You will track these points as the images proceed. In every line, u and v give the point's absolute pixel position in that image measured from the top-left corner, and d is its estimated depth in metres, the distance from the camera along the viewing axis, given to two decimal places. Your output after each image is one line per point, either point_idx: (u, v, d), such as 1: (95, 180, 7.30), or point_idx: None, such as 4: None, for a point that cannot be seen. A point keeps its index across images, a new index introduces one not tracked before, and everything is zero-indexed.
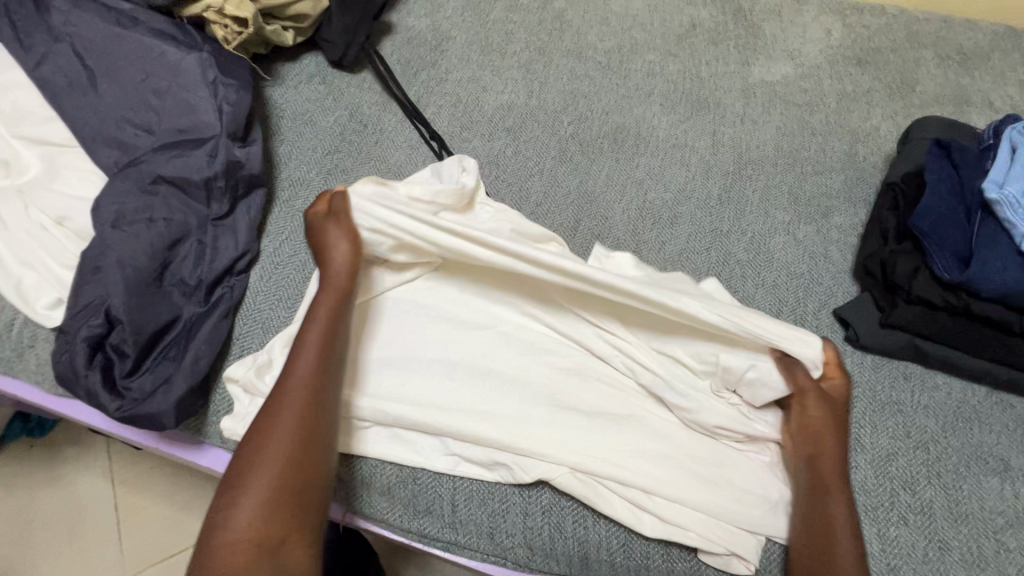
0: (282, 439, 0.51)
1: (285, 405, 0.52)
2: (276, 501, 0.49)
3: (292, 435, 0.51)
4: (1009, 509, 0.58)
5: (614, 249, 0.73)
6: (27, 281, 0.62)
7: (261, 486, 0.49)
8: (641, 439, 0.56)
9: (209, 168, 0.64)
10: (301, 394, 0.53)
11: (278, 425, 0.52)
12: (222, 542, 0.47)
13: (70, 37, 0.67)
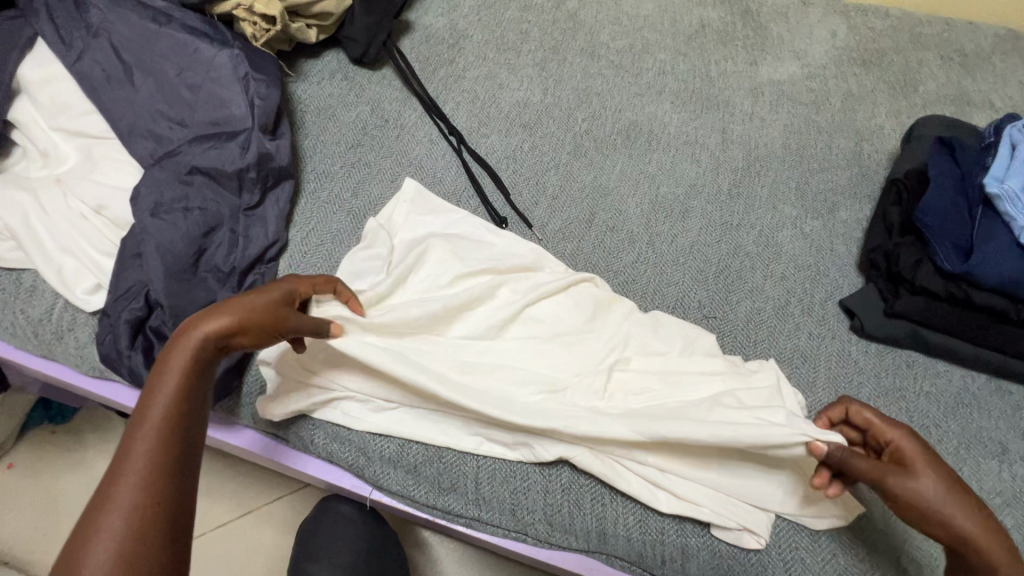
0: (129, 475, 0.43)
1: (140, 433, 0.45)
2: (140, 518, 0.42)
3: (157, 437, 0.45)
4: (1007, 490, 0.60)
5: (628, 241, 0.76)
6: (68, 267, 0.64)
7: (115, 525, 0.41)
8: None
9: (242, 160, 0.67)
10: (160, 429, 0.45)
11: (148, 430, 0.46)
12: (87, 571, 0.40)
13: (108, 33, 0.70)
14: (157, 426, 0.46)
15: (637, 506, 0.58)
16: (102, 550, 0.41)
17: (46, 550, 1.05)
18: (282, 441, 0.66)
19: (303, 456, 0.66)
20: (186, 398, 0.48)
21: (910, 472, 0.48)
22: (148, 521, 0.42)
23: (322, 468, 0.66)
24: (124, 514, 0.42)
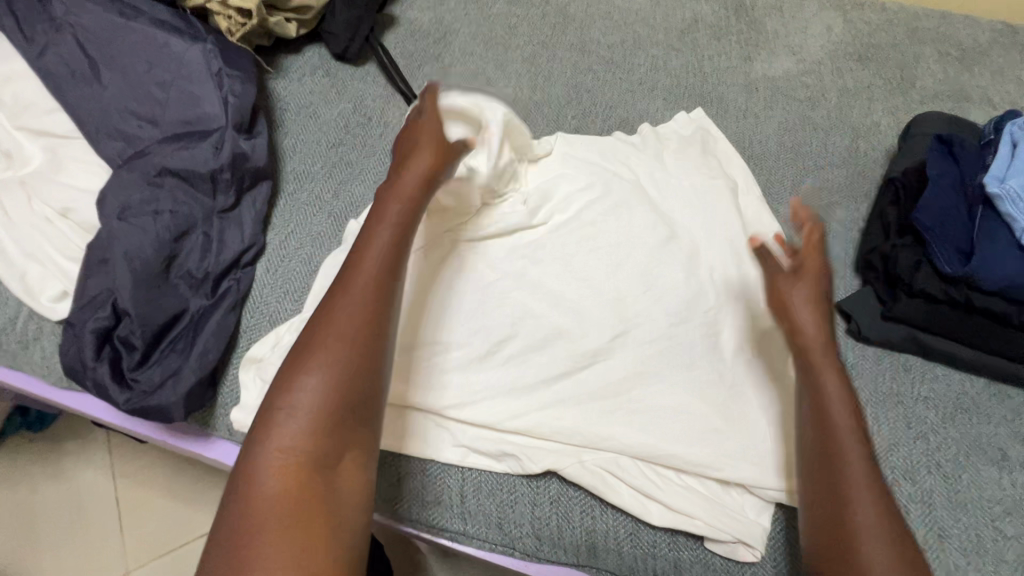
0: (306, 393, 0.48)
1: (315, 352, 0.50)
2: (295, 482, 0.46)
3: (332, 360, 0.49)
4: (1006, 497, 0.59)
5: None
6: (32, 274, 0.61)
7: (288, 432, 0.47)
8: (644, 427, 0.58)
9: (215, 160, 0.64)
10: (338, 354, 0.50)
11: (311, 392, 0.48)
12: (251, 515, 0.44)
13: (73, 27, 0.66)
14: (325, 389, 0.48)
15: (628, 518, 0.56)
16: (264, 511, 0.44)
17: (26, 562, 1.02)
18: None
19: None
20: (366, 372, 0.50)
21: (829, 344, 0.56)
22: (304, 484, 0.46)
23: None
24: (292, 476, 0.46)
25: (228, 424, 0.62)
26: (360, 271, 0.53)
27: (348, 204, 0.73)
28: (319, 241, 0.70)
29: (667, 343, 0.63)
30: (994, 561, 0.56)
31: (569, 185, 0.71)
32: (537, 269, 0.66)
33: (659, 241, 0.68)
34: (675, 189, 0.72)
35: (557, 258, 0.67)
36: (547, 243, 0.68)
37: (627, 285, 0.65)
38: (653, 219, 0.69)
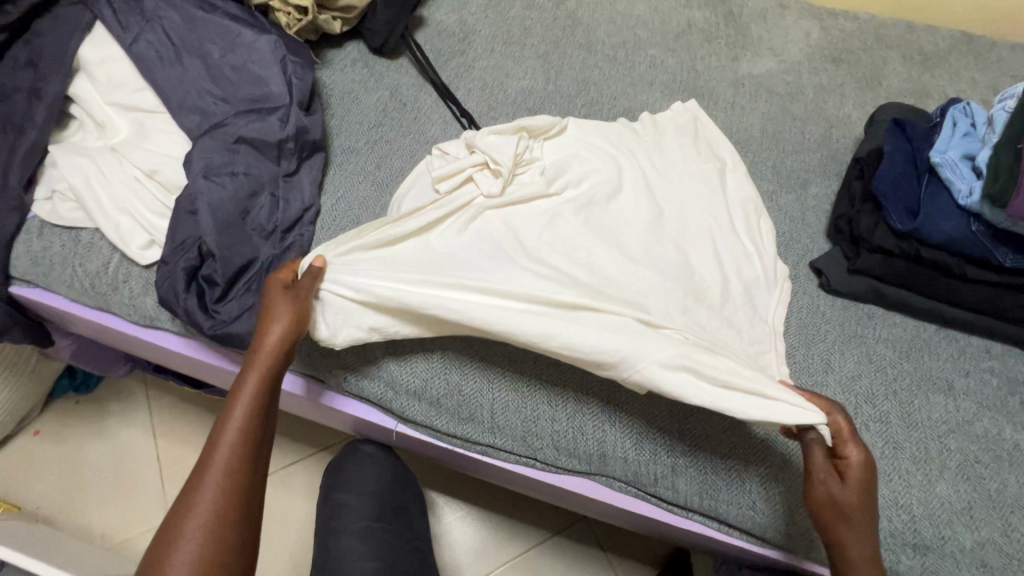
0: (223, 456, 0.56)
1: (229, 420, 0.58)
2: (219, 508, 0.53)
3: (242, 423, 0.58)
4: (951, 419, 0.70)
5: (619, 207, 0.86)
6: (124, 225, 0.72)
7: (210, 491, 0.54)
8: None
9: (281, 132, 0.75)
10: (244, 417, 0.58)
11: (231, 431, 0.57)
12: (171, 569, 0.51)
13: (160, 20, 0.78)
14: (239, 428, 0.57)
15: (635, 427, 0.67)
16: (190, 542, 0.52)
17: (73, 511, 1.10)
18: (316, 380, 0.74)
19: (327, 391, 0.74)
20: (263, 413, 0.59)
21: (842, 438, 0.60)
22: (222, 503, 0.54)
23: (350, 403, 0.74)
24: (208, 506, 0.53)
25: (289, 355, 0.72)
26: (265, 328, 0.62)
27: (388, 175, 0.84)
28: (365, 205, 0.81)
29: (663, 291, 0.74)
30: (939, 468, 0.67)
31: (582, 161, 0.83)
32: (552, 229, 0.78)
33: (652, 212, 0.80)
34: (672, 169, 0.85)
35: (570, 220, 0.78)
36: (563, 206, 0.79)
37: (630, 241, 0.78)
38: (646, 193, 0.81)
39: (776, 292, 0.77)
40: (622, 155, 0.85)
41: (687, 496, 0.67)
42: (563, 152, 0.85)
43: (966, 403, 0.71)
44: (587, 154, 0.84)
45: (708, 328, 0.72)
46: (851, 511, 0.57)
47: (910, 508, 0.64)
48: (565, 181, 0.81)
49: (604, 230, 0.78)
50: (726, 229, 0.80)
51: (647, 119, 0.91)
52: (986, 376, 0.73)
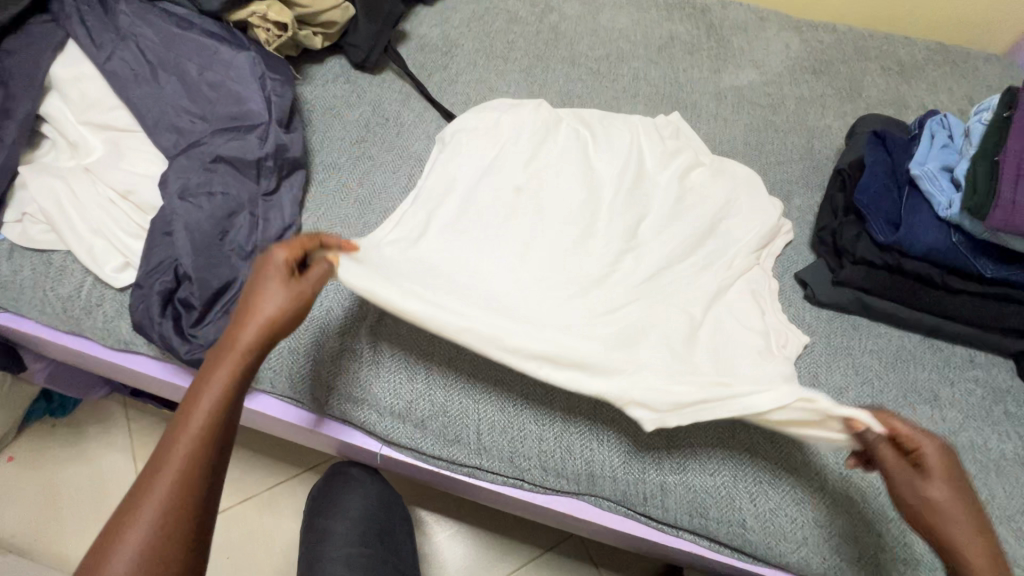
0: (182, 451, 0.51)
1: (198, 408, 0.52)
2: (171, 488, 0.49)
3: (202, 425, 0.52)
4: (937, 429, 0.70)
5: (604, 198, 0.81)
6: (97, 247, 0.70)
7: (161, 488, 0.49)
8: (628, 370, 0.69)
9: (260, 150, 0.74)
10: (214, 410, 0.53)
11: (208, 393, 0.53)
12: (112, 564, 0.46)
13: (135, 37, 0.77)
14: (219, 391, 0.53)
15: (623, 443, 0.67)
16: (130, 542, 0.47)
17: (48, 540, 1.06)
18: (299, 405, 0.72)
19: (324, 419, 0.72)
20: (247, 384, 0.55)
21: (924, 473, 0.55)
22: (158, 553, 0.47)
23: (331, 424, 0.73)
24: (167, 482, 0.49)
25: (271, 378, 0.71)
26: (261, 294, 0.57)
27: (372, 190, 0.83)
28: (347, 222, 0.79)
29: (651, 289, 0.73)
30: None
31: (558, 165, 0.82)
32: (537, 228, 0.77)
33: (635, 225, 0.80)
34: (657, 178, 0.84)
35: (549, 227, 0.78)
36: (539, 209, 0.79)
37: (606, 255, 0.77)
38: (626, 204, 0.80)
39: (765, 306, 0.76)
40: (596, 159, 0.84)
41: (676, 515, 0.66)
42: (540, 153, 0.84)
43: (951, 413, 0.71)
44: (563, 153, 0.83)
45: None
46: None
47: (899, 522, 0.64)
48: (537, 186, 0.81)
49: (584, 241, 0.78)
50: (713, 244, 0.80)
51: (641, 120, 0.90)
52: (970, 385, 0.73)
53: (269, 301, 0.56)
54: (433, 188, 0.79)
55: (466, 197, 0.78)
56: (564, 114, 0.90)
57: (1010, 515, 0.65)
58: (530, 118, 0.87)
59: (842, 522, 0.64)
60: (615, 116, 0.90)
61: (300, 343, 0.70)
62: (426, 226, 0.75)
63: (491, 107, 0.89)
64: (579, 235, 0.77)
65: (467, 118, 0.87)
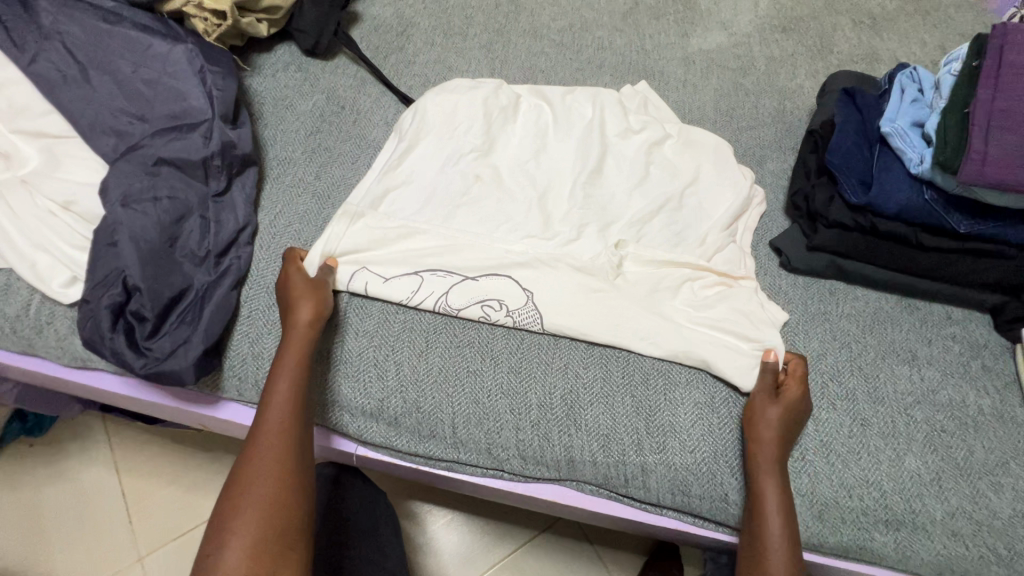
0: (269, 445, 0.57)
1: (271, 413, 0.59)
2: (275, 483, 0.55)
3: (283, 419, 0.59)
4: (916, 390, 0.69)
5: (565, 179, 0.79)
6: (41, 263, 0.67)
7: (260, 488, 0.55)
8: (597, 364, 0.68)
9: (205, 149, 0.70)
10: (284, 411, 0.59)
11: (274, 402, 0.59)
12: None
13: (60, 35, 0.72)
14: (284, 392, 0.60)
15: (602, 427, 0.66)
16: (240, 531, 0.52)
17: (35, 560, 1.02)
18: None
19: None
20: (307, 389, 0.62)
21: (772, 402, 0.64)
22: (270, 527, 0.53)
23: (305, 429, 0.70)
24: (258, 498, 0.54)
25: (236, 387, 0.68)
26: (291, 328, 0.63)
27: (330, 184, 0.80)
28: (306, 219, 0.76)
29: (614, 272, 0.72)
30: (907, 440, 0.66)
31: (522, 154, 0.81)
32: (495, 218, 0.76)
33: (601, 207, 0.78)
34: (625, 152, 0.82)
35: (513, 210, 0.76)
36: (500, 197, 0.77)
37: (575, 235, 0.75)
38: (588, 185, 0.79)
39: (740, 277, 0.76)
40: (555, 140, 0.82)
41: (659, 494, 0.65)
42: (501, 139, 0.82)
43: (930, 372, 0.71)
44: (518, 140, 0.82)
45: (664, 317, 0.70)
46: (770, 479, 0.60)
47: (881, 485, 0.64)
48: (496, 175, 0.79)
49: (550, 225, 0.76)
50: (685, 220, 0.78)
51: (609, 93, 0.87)
52: (948, 342, 0.73)
53: (301, 321, 0.63)
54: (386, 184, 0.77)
55: (421, 190, 0.77)
56: (524, 91, 0.86)
57: (990, 469, 0.65)
58: (487, 99, 0.84)
59: (818, 490, 0.64)
60: (579, 89, 0.87)
61: (265, 348, 0.68)
62: (384, 223, 0.74)
63: (446, 88, 0.85)
64: (540, 225, 0.75)
65: (426, 101, 0.84)
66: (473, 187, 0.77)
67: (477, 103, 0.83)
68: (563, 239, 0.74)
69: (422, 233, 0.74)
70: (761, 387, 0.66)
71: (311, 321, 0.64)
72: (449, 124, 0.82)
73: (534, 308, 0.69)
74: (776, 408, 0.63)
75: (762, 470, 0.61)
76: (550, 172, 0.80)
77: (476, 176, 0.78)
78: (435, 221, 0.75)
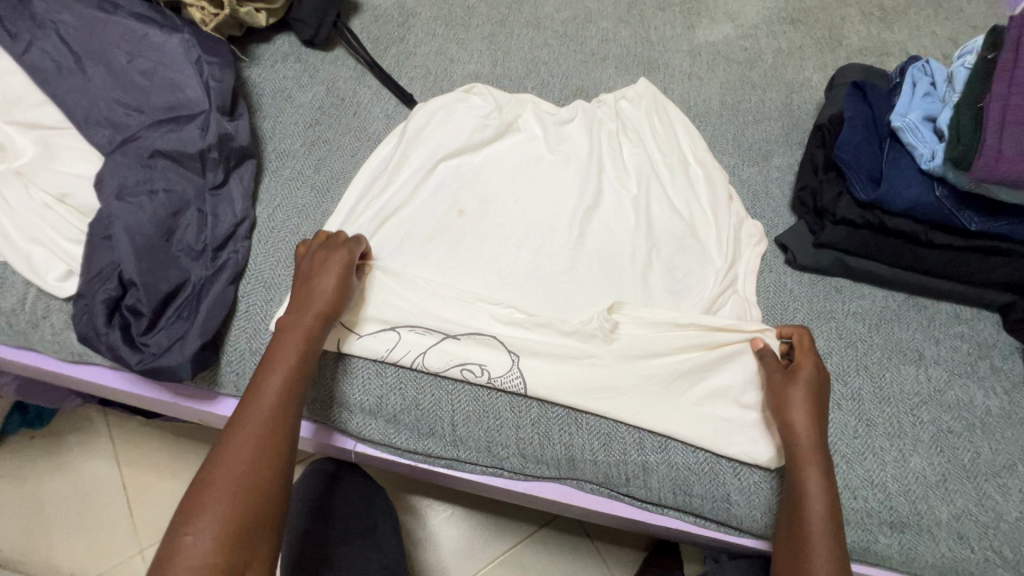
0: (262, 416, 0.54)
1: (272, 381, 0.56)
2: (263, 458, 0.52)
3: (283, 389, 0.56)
4: (922, 390, 0.68)
5: (565, 194, 0.77)
6: (37, 257, 0.66)
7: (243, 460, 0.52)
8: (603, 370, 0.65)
9: (202, 141, 0.69)
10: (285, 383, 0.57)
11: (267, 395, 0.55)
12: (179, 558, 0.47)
13: (55, 25, 0.71)
14: (281, 389, 0.56)
15: (602, 426, 0.65)
16: (206, 529, 0.48)
17: (36, 552, 1.02)
18: None
19: None
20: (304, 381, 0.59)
21: (789, 382, 0.62)
22: (233, 534, 0.48)
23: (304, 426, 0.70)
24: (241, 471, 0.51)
25: (233, 382, 0.68)
26: (312, 297, 0.61)
27: (329, 177, 0.79)
28: (305, 213, 0.75)
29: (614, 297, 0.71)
30: (913, 442, 0.65)
31: (512, 186, 0.77)
32: (489, 240, 0.74)
33: (592, 245, 0.74)
34: (625, 185, 0.78)
35: (499, 248, 0.73)
36: (484, 233, 0.74)
37: (573, 256, 0.73)
38: (581, 220, 0.75)
39: (743, 274, 0.75)
40: (552, 154, 0.80)
41: (660, 493, 0.64)
42: (490, 170, 0.78)
43: (937, 372, 0.70)
44: (513, 155, 0.79)
45: (661, 369, 0.65)
46: (811, 470, 0.58)
47: (885, 487, 0.63)
48: (482, 209, 0.75)
49: (537, 262, 0.72)
50: (687, 263, 0.74)
51: (611, 120, 0.83)
52: (956, 342, 0.72)
53: (314, 309, 0.61)
54: (376, 198, 0.75)
55: (412, 208, 0.74)
56: (521, 111, 0.83)
57: (996, 471, 0.64)
58: (477, 123, 0.80)
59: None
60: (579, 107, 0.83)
61: (262, 343, 0.67)
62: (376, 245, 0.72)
63: (435, 110, 0.81)
64: (536, 248, 0.73)
65: (410, 127, 0.79)
66: (456, 223, 0.74)
67: (468, 131, 0.79)
68: (560, 263, 0.73)
69: (415, 257, 0.72)
70: (771, 370, 0.64)
71: (335, 294, 0.62)
72: (434, 154, 0.78)
73: (519, 373, 0.65)
74: (799, 389, 0.61)
75: (801, 460, 0.58)
76: (548, 188, 0.77)
77: (460, 211, 0.75)
78: (427, 243, 0.73)
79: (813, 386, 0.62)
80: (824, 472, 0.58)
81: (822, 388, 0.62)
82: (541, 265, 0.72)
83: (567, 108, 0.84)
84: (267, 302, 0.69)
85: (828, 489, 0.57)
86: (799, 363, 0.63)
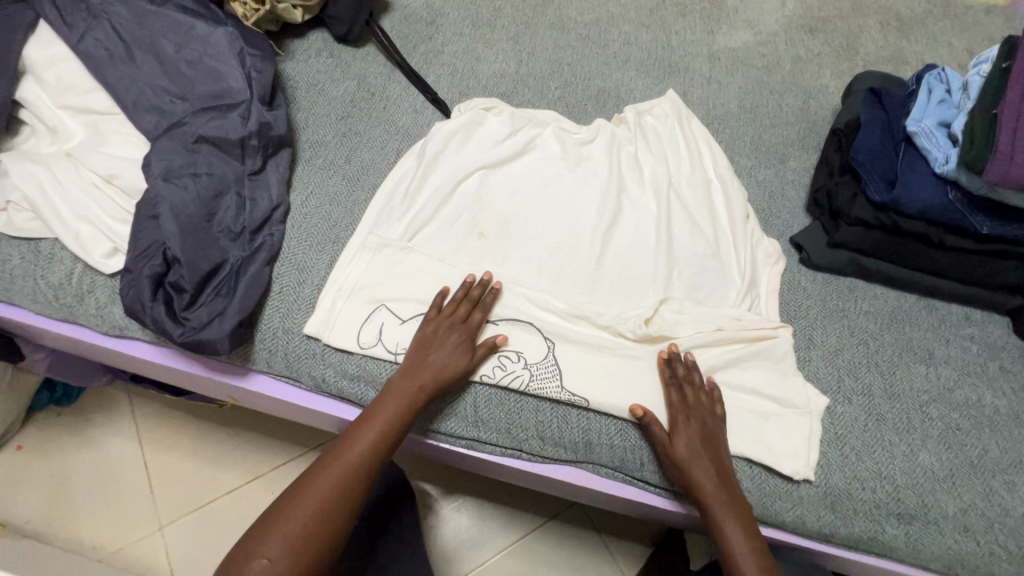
0: (346, 460, 0.61)
1: (365, 431, 0.62)
2: (337, 495, 0.59)
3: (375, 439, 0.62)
4: (932, 388, 0.70)
5: (586, 216, 0.79)
6: (84, 234, 0.69)
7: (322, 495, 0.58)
8: (623, 365, 0.68)
9: (243, 129, 0.72)
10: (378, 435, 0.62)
11: (362, 448, 0.61)
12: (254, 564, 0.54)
13: (108, 15, 0.75)
14: (372, 443, 0.61)
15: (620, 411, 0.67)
16: (276, 549, 0.55)
17: (60, 525, 1.06)
18: (295, 384, 0.72)
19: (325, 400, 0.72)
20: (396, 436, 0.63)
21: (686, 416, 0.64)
22: None
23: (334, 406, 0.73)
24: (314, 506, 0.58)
25: (267, 359, 0.71)
26: (427, 358, 0.65)
27: (360, 168, 0.82)
28: (336, 201, 0.78)
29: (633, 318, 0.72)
30: (922, 437, 0.67)
31: (532, 207, 0.79)
32: (509, 263, 0.75)
33: (612, 263, 0.76)
34: (643, 194, 0.81)
35: (520, 270, 0.75)
36: (504, 255, 0.76)
37: (591, 278, 0.75)
38: (601, 240, 0.77)
39: (764, 295, 0.76)
40: (571, 174, 0.82)
41: (674, 479, 0.67)
42: (510, 189, 0.80)
43: (947, 371, 0.71)
44: (531, 175, 0.81)
45: (680, 380, 0.67)
46: (717, 500, 0.61)
47: (894, 479, 0.65)
48: (502, 232, 0.77)
49: (558, 285, 0.74)
50: (703, 259, 0.77)
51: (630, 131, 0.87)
52: (966, 343, 0.73)
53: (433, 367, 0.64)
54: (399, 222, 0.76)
55: (433, 229, 0.77)
56: (540, 131, 0.85)
57: (1004, 468, 0.66)
58: (494, 146, 0.82)
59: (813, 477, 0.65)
60: None
61: (295, 323, 0.70)
62: (402, 264, 0.73)
63: (452, 132, 0.82)
64: (557, 270, 0.75)
65: (429, 147, 0.81)
66: (477, 245, 0.76)
67: (487, 151, 0.82)
68: (580, 287, 0.74)
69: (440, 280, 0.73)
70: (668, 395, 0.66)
71: (456, 363, 0.65)
72: (452, 175, 0.80)
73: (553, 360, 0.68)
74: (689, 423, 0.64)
75: (682, 447, 0.63)
76: (567, 208, 0.79)
77: (480, 233, 0.77)
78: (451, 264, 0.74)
79: (698, 415, 0.64)
80: (709, 467, 0.62)
81: (711, 418, 0.65)
82: (563, 291, 0.74)
83: (588, 128, 0.87)
84: (300, 285, 0.72)
85: (712, 468, 0.62)
86: (686, 375, 0.66)
